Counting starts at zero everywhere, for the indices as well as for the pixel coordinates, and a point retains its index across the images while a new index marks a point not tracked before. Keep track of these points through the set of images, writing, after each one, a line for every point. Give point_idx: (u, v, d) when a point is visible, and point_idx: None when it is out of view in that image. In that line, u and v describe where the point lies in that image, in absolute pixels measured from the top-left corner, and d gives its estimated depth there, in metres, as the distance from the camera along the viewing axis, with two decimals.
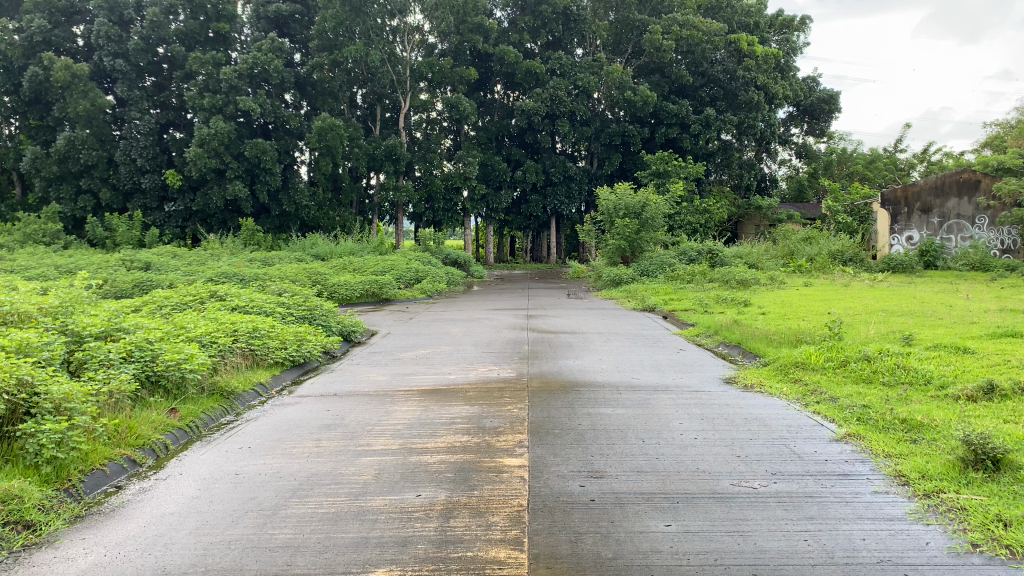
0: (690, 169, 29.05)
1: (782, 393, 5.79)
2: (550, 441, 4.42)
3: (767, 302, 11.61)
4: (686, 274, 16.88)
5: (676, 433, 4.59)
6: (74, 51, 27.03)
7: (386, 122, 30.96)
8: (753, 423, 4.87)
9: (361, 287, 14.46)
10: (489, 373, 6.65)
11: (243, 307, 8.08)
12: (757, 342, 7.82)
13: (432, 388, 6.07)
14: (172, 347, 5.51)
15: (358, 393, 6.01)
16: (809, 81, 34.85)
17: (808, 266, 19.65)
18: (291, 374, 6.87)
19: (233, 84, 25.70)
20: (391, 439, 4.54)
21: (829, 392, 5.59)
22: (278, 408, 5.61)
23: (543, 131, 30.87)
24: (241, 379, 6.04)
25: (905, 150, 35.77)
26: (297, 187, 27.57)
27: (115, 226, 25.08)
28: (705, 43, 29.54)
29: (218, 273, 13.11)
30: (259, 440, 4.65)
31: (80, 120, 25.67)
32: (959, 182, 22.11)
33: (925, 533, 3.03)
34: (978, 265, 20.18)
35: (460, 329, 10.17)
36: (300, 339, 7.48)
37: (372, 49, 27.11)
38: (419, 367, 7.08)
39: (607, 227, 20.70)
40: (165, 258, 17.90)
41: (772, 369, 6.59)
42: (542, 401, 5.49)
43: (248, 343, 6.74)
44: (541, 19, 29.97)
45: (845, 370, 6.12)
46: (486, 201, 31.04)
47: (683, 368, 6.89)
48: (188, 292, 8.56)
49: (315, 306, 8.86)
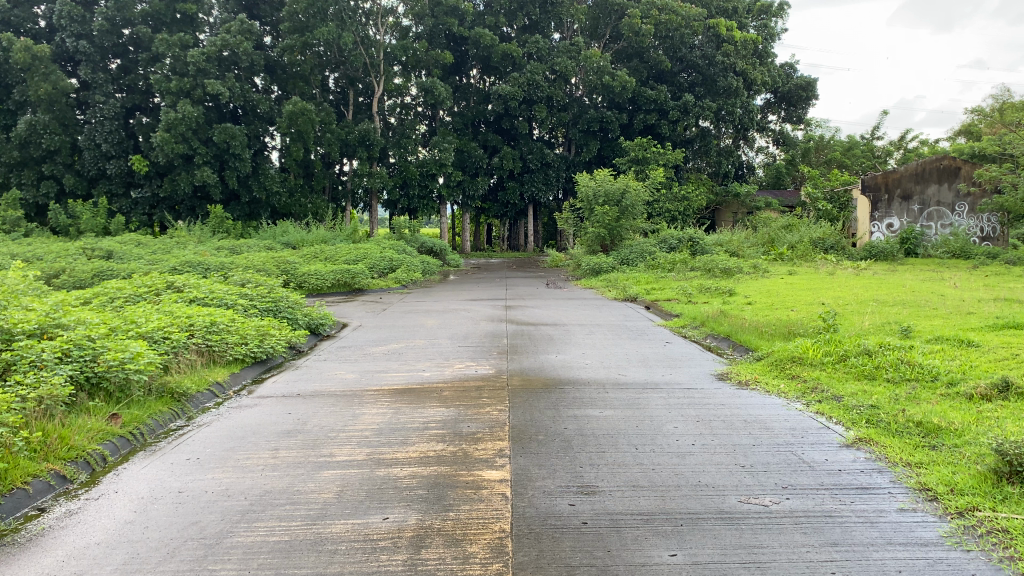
0: (669, 156, 28.70)
1: (780, 391, 5.40)
2: (534, 449, 3.98)
3: (752, 291, 11.26)
4: (667, 262, 16.53)
5: (671, 439, 4.17)
6: (35, 33, 26.10)
7: (359, 107, 30.25)
8: (754, 426, 4.47)
9: (332, 276, 13.92)
10: (465, 370, 6.19)
11: (202, 299, 7.55)
12: (748, 334, 7.42)
13: (404, 388, 5.61)
14: (116, 343, 5.00)
15: (323, 393, 5.55)
16: (787, 68, 34.62)
17: (790, 253, 19.42)
18: (252, 372, 6.37)
19: (201, 67, 24.91)
20: (356, 448, 4.09)
21: (831, 390, 5.21)
22: (235, 412, 5.13)
23: (521, 117, 30.37)
24: (194, 379, 5.55)
25: (882, 138, 35.64)
26: (268, 173, 26.85)
27: (79, 213, 24.29)
28: (682, 28, 29.27)
29: (184, 262, 12.55)
30: (210, 450, 4.17)
31: (41, 104, 24.79)
32: (939, 169, 21.93)
33: (968, 563, 2.64)
34: (959, 252, 20.02)
35: (435, 321, 9.70)
36: (262, 334, 6.96)
37: (345, 32, 26.46)
38: (391, 364, 6.60)
39: (586, 215, 20.28)
40: (129, 246, 17.27)
41: (766, 364, 6.20)
42: (523, 402, 5.05)
43: (204, 339, 6.23)
44: (517, 3, 29.45)
45: (845, 366, 5.74)
46: (462, 188, 30.50)
47: (672, 363, 6.48)
48: (142, 283, 8.01)
49: (280, 297, 8.34)
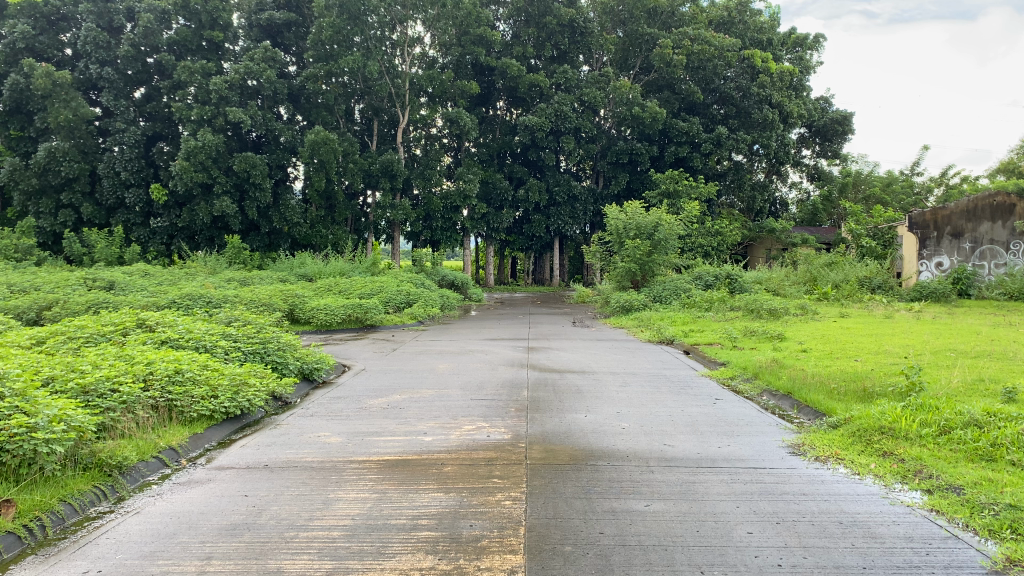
0: (701, 189, 27.60)
1: (874, 475, 4.24)
2: (557, 572, 2.87)
3: (805, 337, 10.05)
4: (704, 301, 15.37)
5: (748, 557, 3.03)
6: (59, 60, 25.62)
7: (383, 137, 29.33)
8: (858, 535, 3.30)
9: (343, 311, 12.88)
10: (475, 434, 5.08)
11: (176, 342, 6.53)
12: (814, 392, 6.24)
13: (397, 459, 4.52)
14: (30, 402, 3.97)
15: (296, 465, 4.49)
16: (822, 102, 33.51)
17: (835, 293, 18.14)
18: (220, 432, 5.30)
19: (223, 95, 24.25)
20: (314, 562, 3.00)
21: (944, 478, 4.04)
22: (179, 491, 4.04)
23: (547, 148, 29.48)
24: (139, 445, 4.50)
25: (921, 173, 34.22)
26: (287, 204, 26.12)
27: (93, 242, 23.43)
28: (716, 58, 28.19)
29: (184, 294, 11.65)
30: (118, 558, 3.09)
31: (61, 131, 24.25)
32: (992, 206, 20.59)
33: None
34: (1017, 294, 18.67)
35: (448, 365, 8.61)
36: (239, 384, 5.89)
37: (370, 61, 25.57)
38: (388, 422, 5.52)
39: (615, 249, 19.16)
40: (135, 278, 16.40)
41: (846, 433, 5.00)
42: (544, 487, 3.93)
43: (164, 392, 5.19)
44: (546, 31, 28.59)
45: (952, 443, 4.55)
46: (486, 220, 29.62)
47: (727, 431, 5.31)
48: (110, 320, 6.99)
49: (270, 338, 7.30)
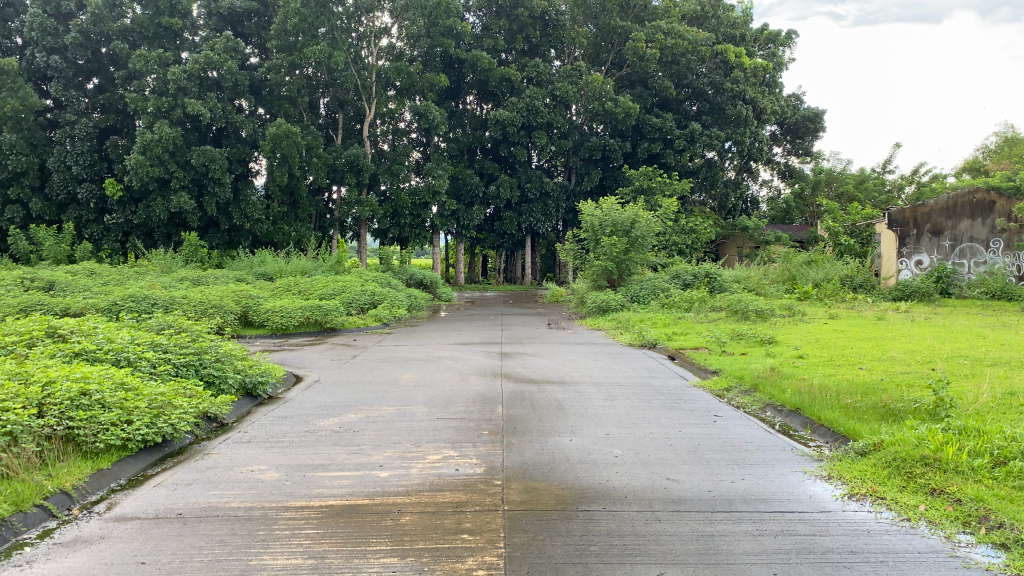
0: (675, 186, 26.98)
1: (930, 521, 3.46)
2: None
3: (800, 341, 9.30)
4: (684, 301, 14.62)
5: None
6: (7, 47, 24.24)
7: (350, 132, 28.33)
8: None
9: (301, 314, 11.94)
10: (440, 468, 4.23)
11: (92, 354, 5.62)
12: (826, 408, 5.48)
13: (344, 505, 3.66)
14: None
15: (219, 514, 3.60)
16: (795, 97, 33.04)
17: (816, 292, 17.53)
18: (134, 465, 4.40)
19: (181, 85, 23.03)
20: None
21: (1020, 528, 3.25)
22: (60, 555, 3.14)
23: (519, 144, 28.61)
24: (19, 489, 3.60)
25: (893, 172, 33.88)
26: (248, 200, 25.04)
27: (41, 240, 22.06)
28: (690, 53, 27.49)
29: (126, 295, 10.64)
30: None
31: (7, 123, 22.91)
32: (972, 203, 20.16)
33: None
34: (999, 293, 18.24)
35: (412, 374, 7.74)
36: (162, 403, 4.97)
37: (337, 51, 24.52)
38: (341, 452, 4.63)
39: (590, 247, 18.37)
40: (78, 278, 15.27)
41: (877, 464, 4.23)
42: (529, 547, 3.09)
43: (62, 417, 4.29)
44: (517, 23, 27.68)
45: (1013, 480, 3.78)
46: (456, 218, 28.72)
47: (738, 459, 4.50)
48: (14, 330, 6.04)
49: (207, 347, 6.40)
